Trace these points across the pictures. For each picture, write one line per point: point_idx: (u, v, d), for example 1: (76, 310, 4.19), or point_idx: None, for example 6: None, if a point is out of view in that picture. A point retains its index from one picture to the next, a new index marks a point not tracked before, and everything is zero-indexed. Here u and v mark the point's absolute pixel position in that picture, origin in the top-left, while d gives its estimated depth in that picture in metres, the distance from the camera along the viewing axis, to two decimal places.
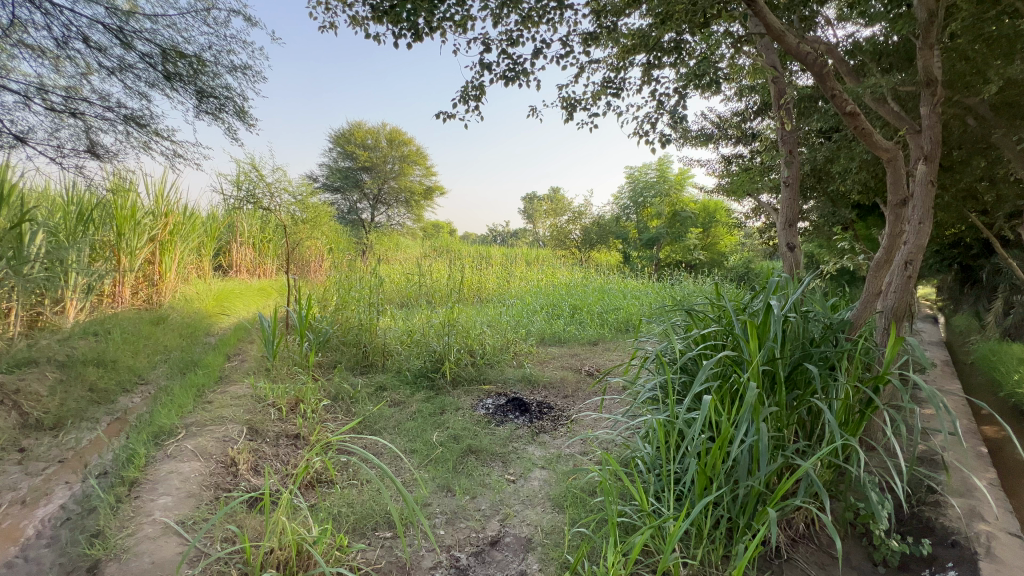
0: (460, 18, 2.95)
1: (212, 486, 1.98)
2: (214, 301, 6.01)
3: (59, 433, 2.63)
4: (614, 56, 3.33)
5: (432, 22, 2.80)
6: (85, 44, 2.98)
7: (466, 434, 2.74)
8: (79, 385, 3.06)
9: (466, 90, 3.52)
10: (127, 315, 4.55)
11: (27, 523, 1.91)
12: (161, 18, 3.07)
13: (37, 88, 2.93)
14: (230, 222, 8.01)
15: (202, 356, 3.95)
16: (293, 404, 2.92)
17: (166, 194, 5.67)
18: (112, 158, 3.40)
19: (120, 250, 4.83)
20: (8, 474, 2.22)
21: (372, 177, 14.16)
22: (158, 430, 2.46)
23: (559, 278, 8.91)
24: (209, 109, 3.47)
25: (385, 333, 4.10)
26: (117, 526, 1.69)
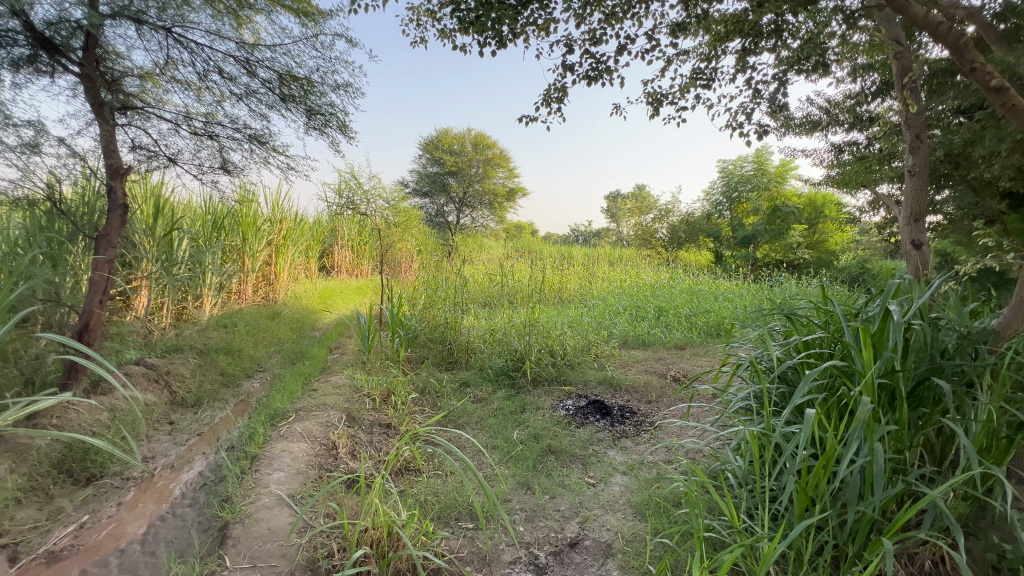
0: (544, 22, 2.97)
1: (317, 465, 2.19)
2: (319, 298, 6.65)
3: (198, 410, 3.08)
4: (705, 46, 3.15)
5: (516, 29, 2.86)
6: (220, 76, 3.45)
7: (546, 433, 2.76)
8: (214, 369, 3.56)
9: (549, 92, 3.55)
10: (249, 310, 5.19)
11: (175, 484, 2.26)
12: (279, 47, 3.45)
13: (184, 116, 3.44)
14: (333, 227, 8.78)
15: (309, 348, 4.39)
16: (385, 395, 3.13)
17: (281, 203, 6.38)
18: (240, 173, 3.89)
19: (245, 253, 5.52)
20: (162, 442, 2.65)
21: (458, 181, 14.71)
22: (274, 413, 2.78)
23: (644, 278, 8.61)
24: (316, 125, 3.83)
25: (469, 331, 4.25)
26: (242, 494, 1.94)
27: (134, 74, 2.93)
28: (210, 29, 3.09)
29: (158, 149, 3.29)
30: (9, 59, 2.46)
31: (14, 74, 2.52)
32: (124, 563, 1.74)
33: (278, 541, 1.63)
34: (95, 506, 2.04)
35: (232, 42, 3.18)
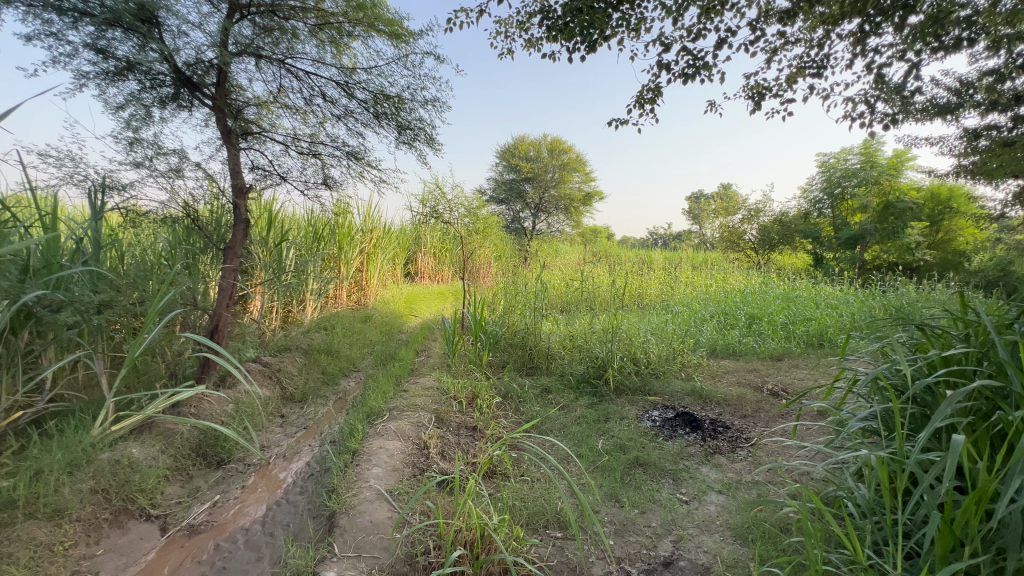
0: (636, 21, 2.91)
1: (411, 464, 2.30)
2: (405, 303, 7.02)
3: (304, 405, 3.37)
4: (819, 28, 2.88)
5: (607, 31, 2.83)
6: (323, 99, 3.77)
7: (632, 445, 2.67)
8: (317, 368, 3.88)
9: (641, 94, 3.51)
10: (345, 314, 5.60)
11: (288, 473, 2.49)
12: (374, 69, 3.71)
13: (293, 138, 3.80)
14: (417, 235, 9.23)
15: (397, 350, 4.64)
16: (470, 398, 3.22)
17: (372, 214, 6.83)
18: (339, 187, 4.22)
19: (341, 261, 5.97)
20: (275, 433, 2.93)
21: (534, 187, 14.81)
22: (370, 410, 2.97)
23: (732, 284, 8.07)
24: (406, 140, 4.05)
25: (549, 336, 4.25)
26: (346, 486, 2.09)
27: (253, 103, 3.30)
28: (315, 58, 3.39)
29: (272, 168, 3.66)
30: (159, 98, 2.94)
31: (163, 111, 3.00)
32: (248, 541, 1.94)
33: (380, 534, 1.74)
34: (224, 487, 2.31)
35: (334, 68, 3.46)
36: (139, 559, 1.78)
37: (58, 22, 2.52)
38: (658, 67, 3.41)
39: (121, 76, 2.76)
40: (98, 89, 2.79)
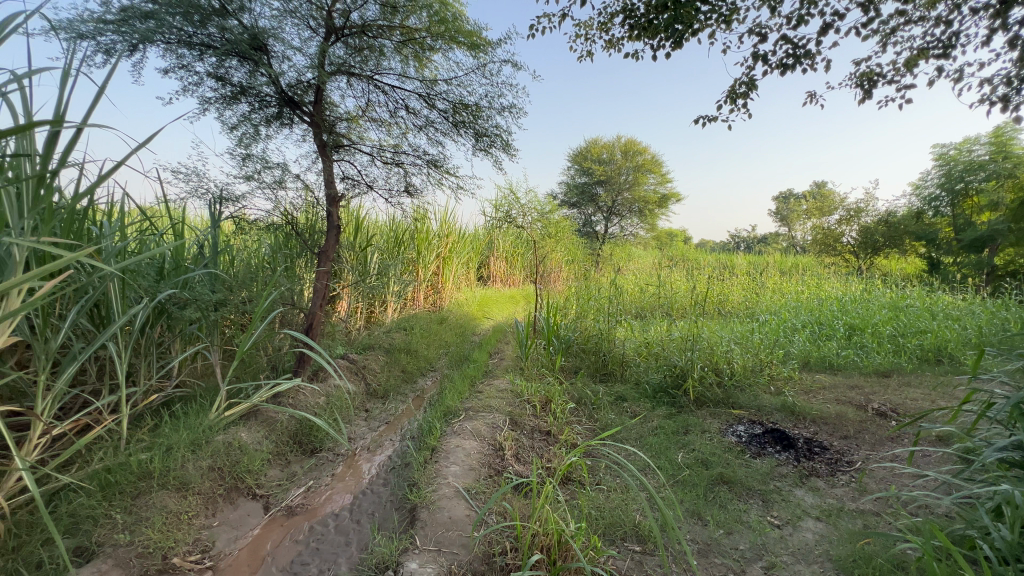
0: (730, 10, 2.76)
1: (486, 464, 2.35)
2: (478, 306, 7.19)
3: (386, 401, 3.56)
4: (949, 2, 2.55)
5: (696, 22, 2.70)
6: (406, 111, 3.97)
7: (716, 460, 2.51)
8: (397, 366, 4.08)
9: (734, 89, 3.33)
10: (423, 315, 5.85)
11: (372, 464, 2.64)
12: (454, 80, 3.84)
13: (379, 149, 4.04)
14: (490, 240, 9.43)
15: (471, 352, 4.75)
16: (543, 402, 3.23)
17: (448, 219, 7.08)
18: (420, 194, 4.41)
19: (419, 265, 6.24)
20: (361, 426, 3.12)
21: (606, 190, 14.53)
22: (448, 409, 3.06)
23: (828, 291, 7.36)
24: (483, 147, 4.15)
25: (624, 343, 4.14)
26: (426, 481, 2.17)
27: (344, 117, 3.55)
28: (400, 73, 3.59)
29: (360, 178, 3.92)
30: (265, 117, 3.27)
31: (268, 128, 3.32)
32: (338, 526, 2.07)
33: (459, 531, 1.79)
34: (317, 473, 2.50)
35: (417, 81, 3.64)
36: (247, 533, 1.97)
37: (187, 55, 2.89)
38: (753, 59, 3.22)
39: (236, 99, 3.10)
40: (217, 112, 3.15)
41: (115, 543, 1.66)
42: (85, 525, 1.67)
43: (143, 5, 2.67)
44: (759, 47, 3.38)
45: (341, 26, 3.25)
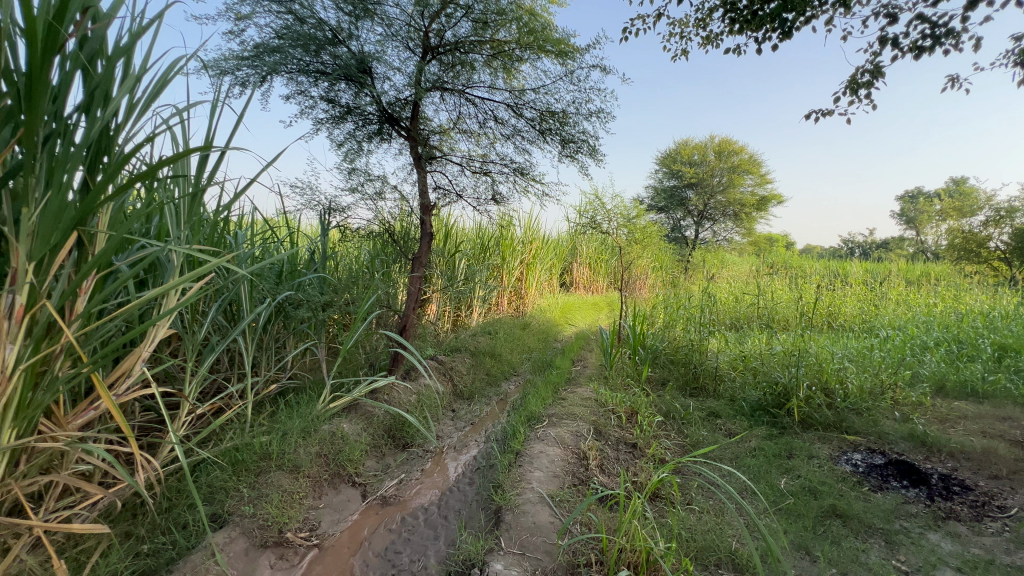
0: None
1: (570, 473, 2.33)
2: (560, 312, 7.17)
3: (471, 403, 3.67)
4: None
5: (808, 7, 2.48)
6: (494, 121, 4.09)
7: (827, 490, 2.26)
8: (482, 369, 4.19)
9: (854, 77, 3.00)
10: (506, 320, 5.96)
11: (458, 463, 2.73)
12: (541, 89, 3.89)
13: (468, 160, 4.21)
14: (574, 246, 9.38)
15: (554, 358, 4.74)
16: (628, 414, 3.13)
17: (532, 226, 7.17)
18: (506, 202, 4.51)
19: (504, 270, 6.38)
20: (448, 425, 3.25)
21: (697, 193, 13.77)
22: (531, 414, 3.09)
23: (970, 304, 6.32)
24: (569, 153, 4.15)
25: (717, 355, 3.88)
26: (511, 484, 2.21)
27: (437, 131, 3.75)
28: (489, 85, 3.72)
29: (450, 187, 4.10)
30: (367, 134, 3.56)
31: (370, 144, 3.60)
32: (427, 519, 2.18)
33: (543, 537, 1.79)
34: (408, 467, 2.64)
35: (505, 92, 3.75)
36: (347, 517, 2.14)
37: (304, 82, 3.24)
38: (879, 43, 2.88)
39: (343, 118, 3.41)
40: (327, 131, 3.48)
41: (241, 514, 1.88)
42: (218, 495, 1.92)
43: (271, 41, 3.05)
44: (886, 29, 3.03)
45: (436, 45, 3.43)
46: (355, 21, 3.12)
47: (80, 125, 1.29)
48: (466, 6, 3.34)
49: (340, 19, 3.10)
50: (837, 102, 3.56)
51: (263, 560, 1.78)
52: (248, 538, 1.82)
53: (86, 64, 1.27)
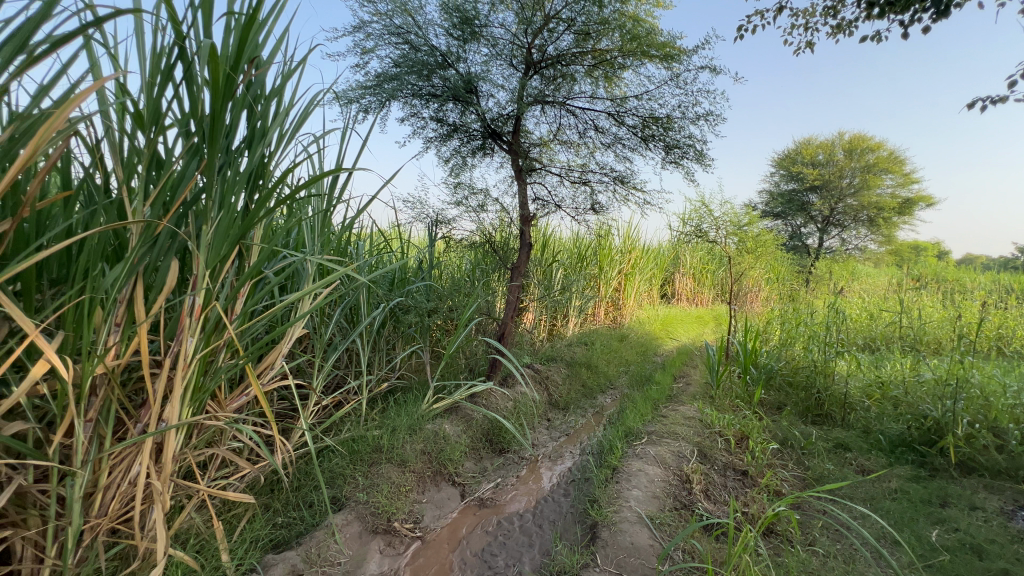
0: None
1: (672, 495, 2.23)
2: (661, 325, 6.86)
3: (567, 413, 3.65)
4: None
5: None
6: (594, 131, 4.07)
7: (995, 551, 1.88)
8: (578, 380, 4.15)
9: None
10: (603, 331, 5.85)
11: (553, 473, 2.74)
12: (645, 95, 3.80)
13: (567, 170, 4.23)
14: (676, 256, 8.93)
15: (654, 373, 4.54)
16: (738, 438, 2.90)
17: (631, 235, 6.97)
18: (605, 211, 4.45)
19: (601, 280, 6.27)
20: (543, 434, 3.27)
21: (822, 197, 12.32)
22: (629, 430, 2.99)
23: None
24: (673, 159, 3.98)
25: (847, 380, 3.43)
26: (607, 499, 2.17)
27: (537, 143, 3.83)
28: (590, 95, 3.72)
29: (549, 198, 4.16)
30: (472, 149, 3.74)
31: (474, 159, 3.79)
32: (523, 526, 2.21)
33: (641, 559, 1.73)
34: (504, 472, 2.70)
35: (607, 100, 3.72)
36: (447, 515, 2.26)
37: (417, 104, 3.51)
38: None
39: (450, 136, 3.63)
40: (435, 149, 3.73)
41: (356, 499, 2.07)
42: (338, 480, 2.12)
43: (389, 70, 3.36)
44: None
45: (538, 60, 3.51)
46: (463, 45, 3.33)
47: (245, 155, 1.55)
48: (568, 19, 3.39)
49: (450, 44, 3.32)
50: (1012, 86, 2.98)
51: (374, 545, 1.95)
52: (362, 523, 2.00)
53: (251, 104, 1.53)
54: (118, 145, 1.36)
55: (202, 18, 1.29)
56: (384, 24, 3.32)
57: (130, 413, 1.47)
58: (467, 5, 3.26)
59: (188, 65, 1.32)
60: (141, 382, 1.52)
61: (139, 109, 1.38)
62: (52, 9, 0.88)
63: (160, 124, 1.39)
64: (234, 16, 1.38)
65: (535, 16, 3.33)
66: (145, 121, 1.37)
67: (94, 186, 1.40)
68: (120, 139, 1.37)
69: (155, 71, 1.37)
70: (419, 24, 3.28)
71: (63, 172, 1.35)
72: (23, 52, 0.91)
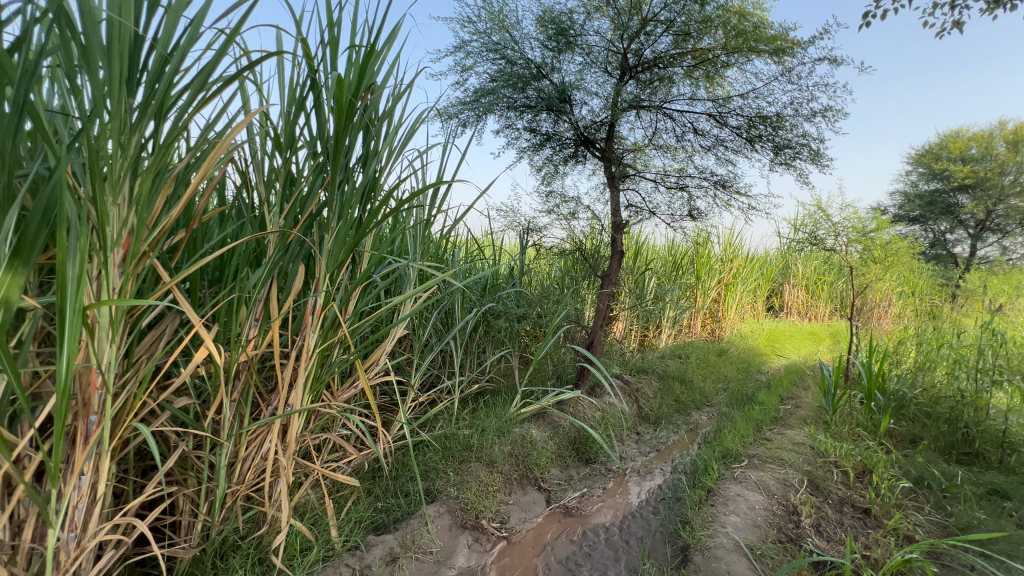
0: None
1: (776, 526, 2.06)
2: (766, 340, 6.30)
3: (657, 428, 3.50)
4: None
5: None
6: (693, 134, 3.89)
7: None
8: (671, 395, 3.96)
9: None
10: (700, 344, 5.52)
11: (642, 489, 2.65)
12: (751, 93, 3.56)
13: (663, 175, 4.08)
14: (786, 265, 8.16)
15: (757, 392, 4.19)
16: (858, 471, 2.57)
17: (733, 242, 6.51)
18: (704, 217, 4.22)
19: (699, 290, 5.93)
20: (631, 447, 3.17)
21: (975, 198, 10.50)
22: (727, 450, 2.79)
23: None
24: (783, 160, 3.67)
25: (1006, 415, 2.89)
26: (701, 522, 2.06)
27: (631, 149, 3.75)
28: (689, 97, 3.57)
29: (643, 205, 4.04)
30: (564, 157, 3.77)
31: (566, 167, 3.81)
32: (609, 539, 2.17)
33: None
34: (591, 482, 2.67)
35: (708, 101, 3.54)
36: (533, 519, 2.29)
37: (512, 116, 3.62)
38: None
39: (543, 145, 3.69)
40: (528, 158, 3.82)
41: (448, 494, 2.17)
42: (431, 474, 2.24)
43: (487, 85, 3.52)
44: None
45: (634, 64, 3.44)
46: (557, 55, 3.39)
47: (361, 172, 1.73)
48: (667, 20, 3.30)
49: (545, 55, 3.40)
50: None
51: (463, 539, 2.03)
52: (452, 516, 2.10)
53: (367, 125, 1.71)
54: (262, 166, 1.60)
55: (331, 53, 1.48)
56: (483, 42, 3.49)
57: (264, 397, 1.71)
58: (562, 16, 3.32)
59: (318, 95, 1.52)
60: (272, 370, 1.75)
61: (278, 135, 1.61)
62: (222, 58, 1.08)
63: (294, 147, 1.61)
64: (356, 49, 1.55)
65: (632, 20, 3.28)
66: (283, 145, 1.60)
67: (243, 202, 1.66)
68: (263, 161, 1.61)
69: (291, 102, 1.59)
70: (516, 39, 3.40)
71: (221, 191, 1.62)
72: (200, 93, 1.11)
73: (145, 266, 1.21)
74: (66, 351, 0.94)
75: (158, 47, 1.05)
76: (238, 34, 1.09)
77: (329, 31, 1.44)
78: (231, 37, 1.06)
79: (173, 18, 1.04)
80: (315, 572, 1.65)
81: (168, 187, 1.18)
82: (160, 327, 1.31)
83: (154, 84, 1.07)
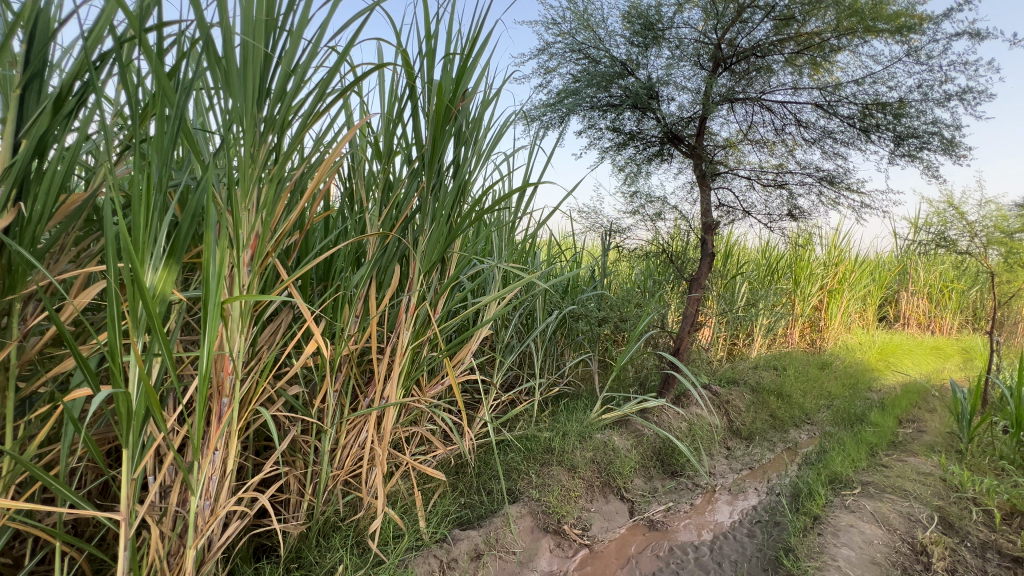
0: None
1: (900, 567, 1.86)
2: (878, 354, 5.63)
3: (750, 444, 3.25)
4: None
5: None
6: (795, 126, 3.58)
7: None
8: (765, 409, 3.65)
9: None
10: (798, 355, 5.05)
11: (734, 508, 2.48)
12: (866, 78, 3.20)
13: (758, 172, 3.79)
14: (903, 270, 7.23)
15: (869, 411, 3.75)
16: (1005, 511, 2.22)
17: (839, 244, 5.89)
18: (806, 217, 3.86)
19: (797, 296, 5.43)
20: (721, 463, 2.97)
21: None
22: (835, 474, 2.50)
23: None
24: (906, 151, 3.27)
25: None
26: (807, 552, 1.90)
27: (723, 144, 3.52)
28: (791, 86, 3.29)
29: (736, 204, 3.78)
30: (647, 155, 3.62)
31: (650, 165, 3.67)
32: (699, 559, 2.06)
33: None
34: (677, 496, 2.53)
35: (814, 89, 3.24)
36: (616, 529, 2.23)
37: (595, 116, 3.55)
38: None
39: (626, 144, 3.58)
40: (611, 158, 3.73)
41: (529, 495, 2.16)
42: (513, 474, 2.25)
43: (570, 86, 3.48)
44: None
45: (728, 55, 3.23)
46: (643, 51, 3.27)
47: (452, 176, 1.78)
48: (767, 6, 3.06)
49: (631, 51, 3.30)
50: None
51: (545, 542, 2.04)
52: (534, 518, 2.10)
53: (460, 129, 1.77)
54: (363, 173, 1.72)
55: (428, 63, 1.55)
56: (567, 42, 3.48)
57: (362, 388, 1.81)
58: (650, 10, 3.21)
59: (415, 103, 1.59)
60: (369, 363, 1.84)
61: (379, 144, 1.72)
62: (335, 74, 1.16)
63: (392, 155, 1.70)
64: (451, 57, 1.61)
65: (727, 8, 3.09)
66: (382, 152, 1.70)
67: (346, 207, 1.78)
68: (365, 168, 1.72)
69: (390, 112, 1.68)
70: (601, 37, 3.34)
71: (327, 198, 1.76)
72: (316, 107, 1.21)
73: (268, 264, 1.34)
74: (207, 339, 1.05)
75: (284, 64, 1.15)
76: (350, 51, 1.17)
77: (427, 43, 1.50)
78: (343, 56, 1.15)
79: (295, 41, 1.14)
80: (406, 560, 1.72)
81: (288, 193, 1.30)
82: (277, 320, 1.44)
83: (278, 100, 1.18)
